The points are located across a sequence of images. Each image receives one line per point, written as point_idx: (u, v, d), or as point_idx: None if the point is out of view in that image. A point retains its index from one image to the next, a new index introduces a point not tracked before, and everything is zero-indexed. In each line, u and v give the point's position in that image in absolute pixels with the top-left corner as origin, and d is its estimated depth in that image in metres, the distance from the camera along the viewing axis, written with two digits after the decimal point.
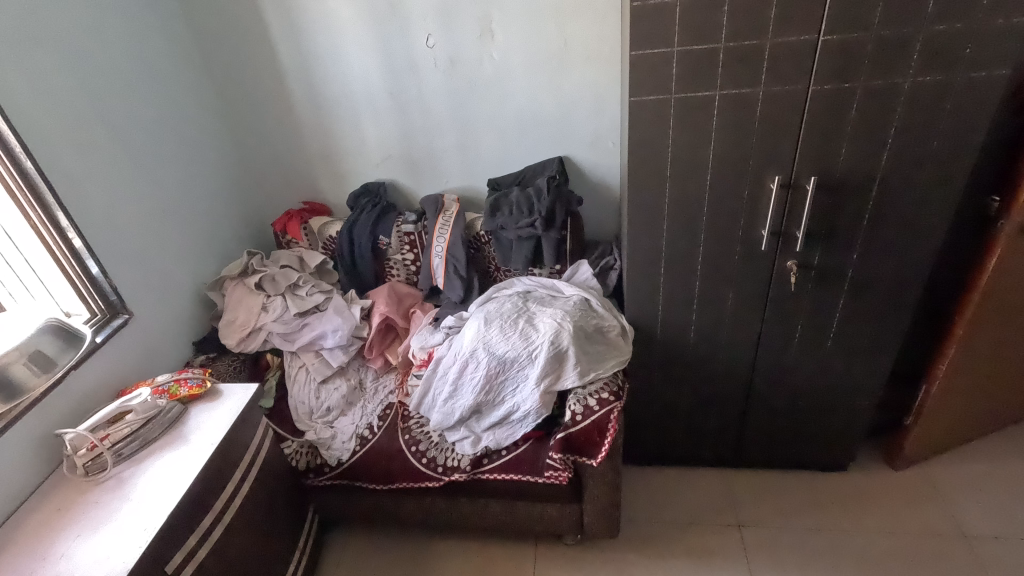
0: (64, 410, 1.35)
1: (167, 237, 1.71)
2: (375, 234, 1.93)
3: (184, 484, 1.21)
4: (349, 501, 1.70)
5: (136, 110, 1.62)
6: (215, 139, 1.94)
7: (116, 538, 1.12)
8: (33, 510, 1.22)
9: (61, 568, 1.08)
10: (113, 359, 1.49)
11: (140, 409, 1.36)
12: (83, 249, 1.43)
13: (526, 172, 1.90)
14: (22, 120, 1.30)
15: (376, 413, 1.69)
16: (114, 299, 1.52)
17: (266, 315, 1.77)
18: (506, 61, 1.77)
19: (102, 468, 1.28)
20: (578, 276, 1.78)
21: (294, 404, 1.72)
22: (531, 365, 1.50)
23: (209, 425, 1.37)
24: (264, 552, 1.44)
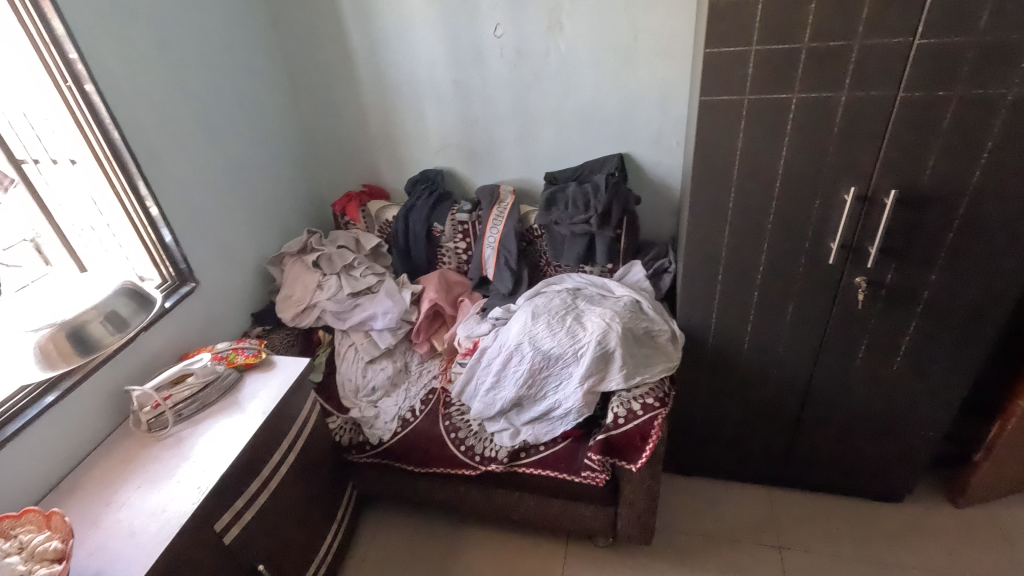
0: (133, 368, 1.44)
1: (234, 211, 1.79)
2: (430, 221, 1.96)
3: (236, 449, 1.27)
4: (387, 480, 1.74)
5: (215, 88, 1.70)
6: (284, 119, 2.01)
7: (172, 493, 1.18)
8: (101, 458, 1.32)
9: (122, 515, 1.16)
10: (178, 323, 1.58)
11: (201, 373, 1.43)
12: (159, 218, 1.51)
13: (584, 168, 1.86)
14: (113, 93, 1.38)
15: (418, 397, 1.72)
16: (184, 267, 1.60)
17: (321, 293, 1.82)
18: (573, 54, 1.74)
19: (163, 425, 1.36)
20: (630, 277, 1.74)
21: (341, 381, 1.77)
22: (576, 363, 1.48)
23: (262, 395, 1.43)
24: (304, 520, 1.50)
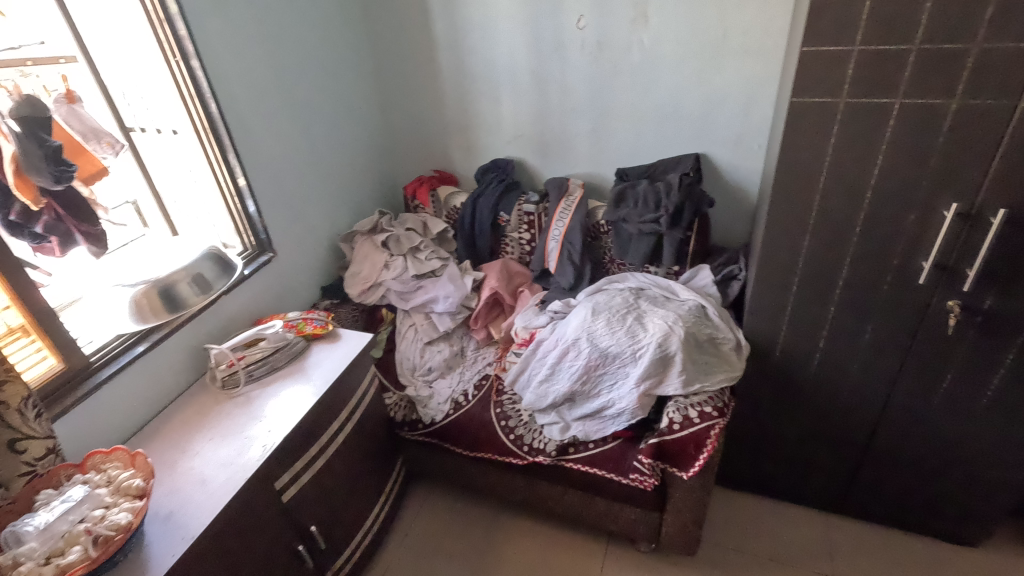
0: (213, 328, 1.54)
1: (313, 188, 1.87)
2: (497, 210, 1.97)
3: (299, 414, 1.34)
4: (435, 460, 1.78)
5: (306, 69, 1.78)
6: (365, 102, 2.08)
7: (240, 449, 1.26)
8: (179, 408, 1.41)
9: (194, 463, 1.24)
10: (255, 290, 1.67)
11: (272, 339, 1.51)
12: (245, 189, 1.60)
13: (657, 166, 1.82)
14: (215, 69, 1.47)
15: (472, 382, 1.75)
16: (264, 238, 1.69)
17: (387, 272, 1.88)
18: (656, 48, 1.70)
19: (235, 384, 1.45)
20: (696, 281, 1.69)
21: (399, 359, 1.82)
22: (634, 364, 1.46)
23: (327, 365, 1.50)
24: (355, 488, 1.56)
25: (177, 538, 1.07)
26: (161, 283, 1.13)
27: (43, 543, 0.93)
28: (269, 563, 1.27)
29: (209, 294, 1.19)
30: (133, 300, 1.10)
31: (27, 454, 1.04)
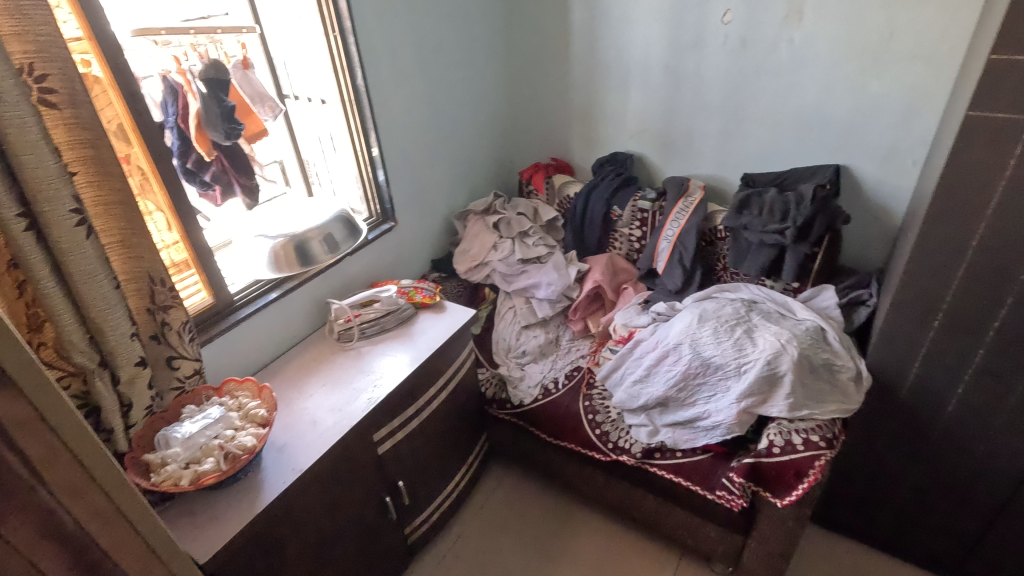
0: (335, 285, 1.68)
1: (437, 165, 1.96)
2: (610, 204, 1.96)
3: (402, 375, 1.42)
4: (518, 441, 1.82)
5: (445, 50, 1.86)
6: (494, 85, 2.14)
7: (348, 398, 1.36)
8: (299, 352, 1.56)
9: (307, 403, 1.36)
10: (374, 255, 1.79)
11: (385, 302, 1.61)
12: (377, 159, 1.71)
13: (789, 174, 1.70)
14: (366, 45, 1.58)
15: (563, 371, 1.76)
16: (388, 207, 1.81)
17: (495, 253, 1.93)
18: (807, 48, 1.59)
19: (349, 338, 1.57)
20: (817, 301, 1.58)
21: (496, 338, 1.87)
22: (737, 379, 1.40)
23: (431, 333, 1.58)
24: (441, 454, 1.63)
25: (289, 468, 1.18)
26: (297, 238, 1.25)
27: (186, 449, 1.08)
28: (360, 507, 1.37)
29: (336, 253, 1.29)
30: (273, 250, 1.24)
31: (179, 371, 1.19)
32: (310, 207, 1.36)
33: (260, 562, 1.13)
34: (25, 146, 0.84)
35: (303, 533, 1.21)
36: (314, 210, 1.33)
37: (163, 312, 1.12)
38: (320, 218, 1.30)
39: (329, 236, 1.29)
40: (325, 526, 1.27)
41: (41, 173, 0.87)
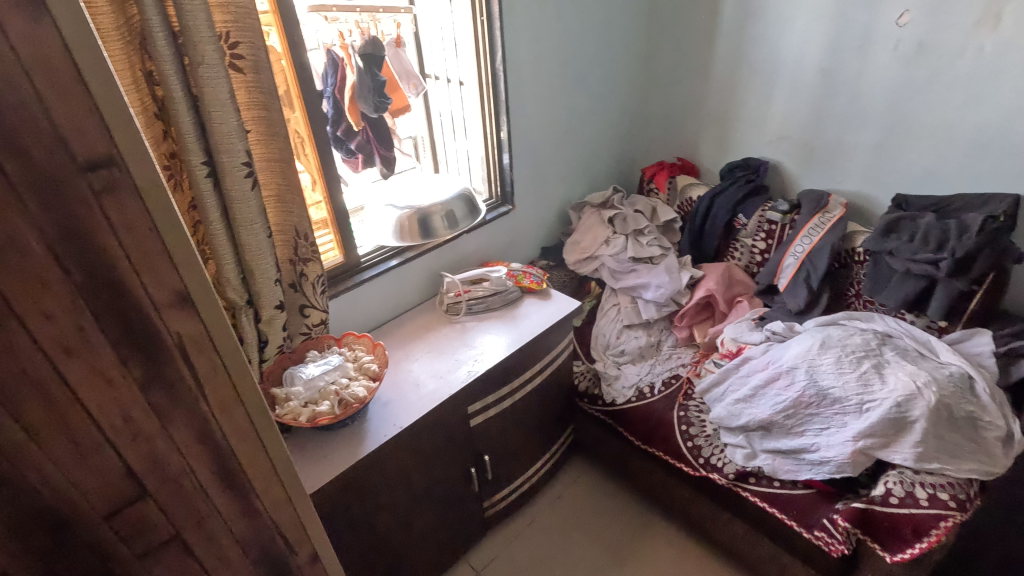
0: (449, 259, 1.75)
1: (560, 153, 1.97)
2: (735, 211, 1.86)
3: (502, 355, 1.46)
4: (604, 439, 1.80)
5: (584, 39, 1.85)
6: (628, 78, 2.10)
7: (450, 368, 1.43)
8: (410, 318, 1.65)
9: (412, 367, 1.44)
10: (489, 235, 1.84)
11: (494, 282, 1.66)
12: (504, 142, 1.76)
13: (953, 201, 1.51)
14: (510, 31, 1.61)
15: (661, 377, 1.71)
16: (508, 190, 1.86)
17: (606, 248, 1.91)
18: (1000, 58, 1.39)
19: (456, 312, 1.64)
20: (966, 345, 1.40)
21: (596, 334, 1.86)
22: (857, 417, 1.29)
23: (534, 318, 1.60)
24: (528, 437, 1.66)
25: (392, 424, 1.26)
26: (421, 211, 1.31)
27: (307, 390, 1.19)
28: (446, 472, 1.43)
29: (455, 229, 1.34)
30: (399, 221, 1.32)
31: (309, 319, 1.30)
32: (435, 185, 1.42)
33: (353, 504, 1.22)
34: (217, 104, 0.97)
35: (392, 485, 1.30)
36: (438, 188, 1.39)
37: (302, 264, 1.23)
38: (443, 194, 1.36)
39: (449, 213, 1.35)
40: (413, 483, 1.35)
41: (225, 129, 0.99)
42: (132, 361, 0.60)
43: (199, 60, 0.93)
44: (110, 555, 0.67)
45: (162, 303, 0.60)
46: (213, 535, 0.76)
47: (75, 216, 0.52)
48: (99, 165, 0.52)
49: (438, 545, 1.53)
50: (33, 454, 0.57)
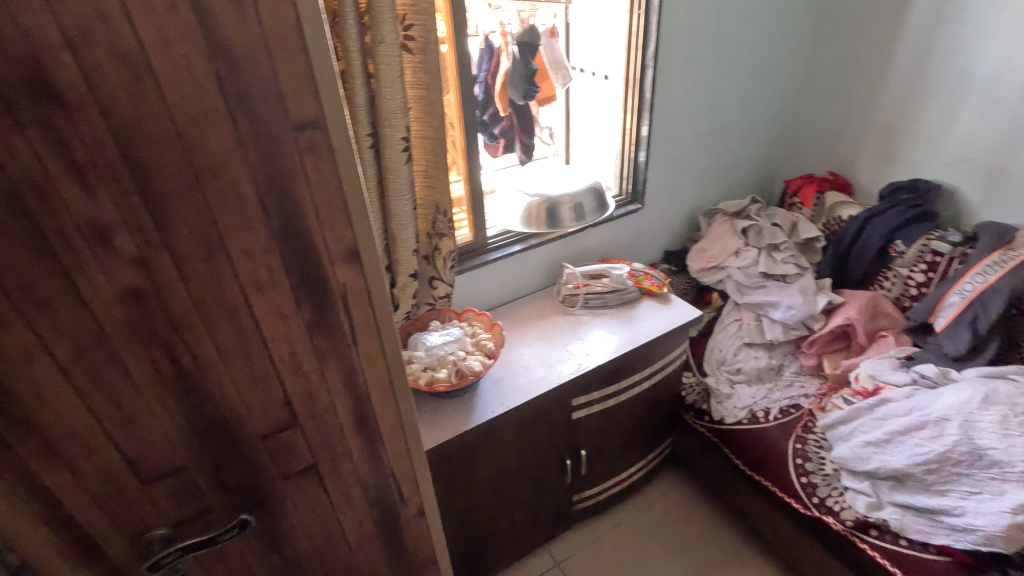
0: (571, 251, 1.76)
1: (698, 156, 1.90)
2: (892, 235, 1.69)
3: (614, 353, 1.45)
4: (705, 457, 1.72)
5: (742, 39, 1.77)
6: (785, 82, 1.98)
7: (561, 358, 1.44)
8: (526, 303, 1.69)
9: (523, 351, 1.47)
10: (614, 231, 1.83)
11: (613, 280, 1.65)
12: (643, 141, 1.71)
13: None
14: (666, 27, 1.56)
15: (778, 404, 1.60)
16: (639, 188, 1.81)
17: (735, 260, 1.82)
18: None
19: (572, 304, 1.65)
20: None
21: (711, 347, 1.77)
22: (1018, 487, 1.14)
23: (651, 321, 1.56)
24: (626, 440, 1.63)
25: (499, 403, 1.30)
26: (550, 200, 1.32)
27: (428, 355, 1.27)
28: (542, 459, 1.44)
29: (581, 222, 1.34)
30: (528, 208, 1.34)
31: (435, 291, 1.38)
32: (568, 175, 1.41)
33: (454, 471, 1.28)
34: (388, 81, 1.04)
35: (491, 461, 1.34)
36: (571, 179, 1.39)
37: (438, 238, 1.30)
38: (573, 186, 1.35)
39: (577, 205, 1.34)
40: (510, 462, 1.38)
41: (391, 104, 1.06)
42: (304, 304, 0.67)
43: (379, 40, 1.01)
44: (261, 471, 0.76)
45: (336, 256, 0.67)
46: (341, 472, 0.84)
47: (283, 170, 0.59)
48: (307, 126, 0.58)
49: (524, 528, 1.55)
50: (220, 371, 0.66)
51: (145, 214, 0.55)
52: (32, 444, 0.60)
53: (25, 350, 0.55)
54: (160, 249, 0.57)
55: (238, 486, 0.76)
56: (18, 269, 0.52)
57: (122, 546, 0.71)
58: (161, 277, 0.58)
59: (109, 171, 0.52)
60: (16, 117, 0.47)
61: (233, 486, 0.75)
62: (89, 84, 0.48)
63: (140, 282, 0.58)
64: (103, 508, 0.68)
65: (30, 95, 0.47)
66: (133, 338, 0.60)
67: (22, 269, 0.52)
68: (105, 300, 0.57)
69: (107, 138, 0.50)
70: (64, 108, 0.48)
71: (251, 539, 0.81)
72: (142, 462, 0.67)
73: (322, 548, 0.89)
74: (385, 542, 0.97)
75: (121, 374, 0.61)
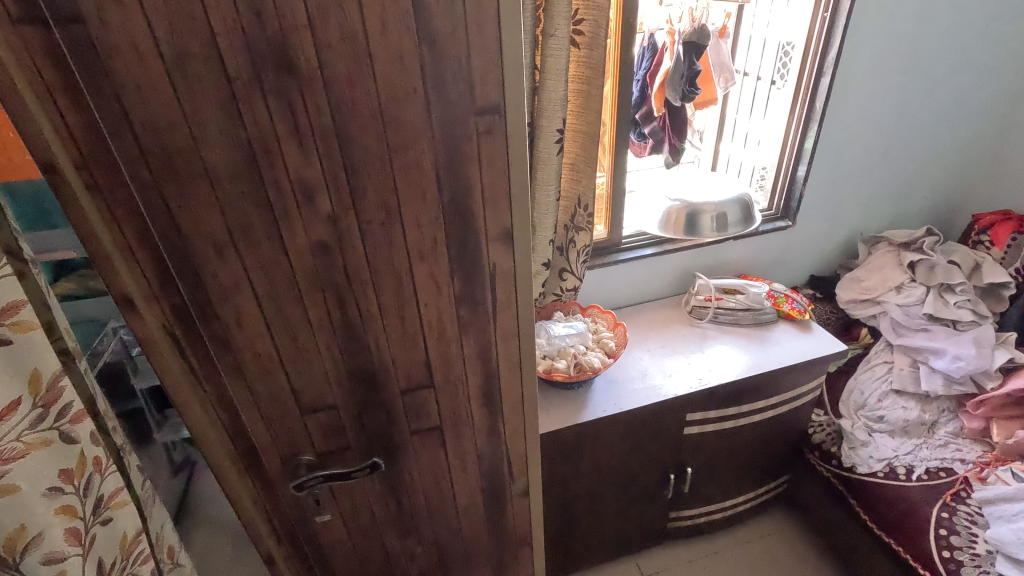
0: (707, 262, 1.70)
1: (868, 176, 1.74)
2: None
3: (740, 374, 1.37)
4: (825, 504, 1.57)
5: (943, 52, 1.59)
6: (987, 104, 1.75)
7: (681, 369, 1.39)
8: (650, 308, 1.65)
9: (642, 357, 1.44)
10: (757, 246, 1.73)
11: (750, 297, 1.54)
12: (805, 155, 1.60)
13: None
14: (852, 33, 1.45)
15: (925, 464, 1.42)
16: (793, 205, 1.70)
17: (895, 295, 1.64)
18: None
19: (700, 316, 1.58)
20: None
21: (851, 388, 1.60)
22: None
23: (787, 347, 1.45)
24: (737, 468, 1.54)
25: (612, 403, 1.30)
26: (692, 207, 1.27)
27: (549, 344, 1.33)
28: (645, 467, 1.41)
29: (721, 234, 1.28)
30: (667, 212, 1.30)
31: (564, 283, 1.38)
32: (712, 183, 1.34)
33: (556, 460, 1.30)
34: (553, 73, 1.07)
35: (594, 458, 1.34)
36: (717, 187, 1.32)
37: (574, 231, 1.31)
38: (719, 194, 1.29)
39: (720, 215, 1.27)
40: (613, 464, 1.37)
41: (552, 96, 1.09)
42: (457, 276, 0.72)
43: (551, 33, 1.03)
44: (395, 422, 0.83)
45: (492, 236, 0.71)
46: (461, 438, 0.89)
47: (460, 149, 0.64)
48: (488, 111, 0.62)
49: (614, 532, 1.53)
50: (378, 326, 0.73)
51: (342, 178, 0.62)
52: (228, 360, 0.71)
53: (235, 281, 0.66)
54: (349, 210, 0.64)
55: (374, 432, 0.83)
56: (241, 213, 0.62)
57: (277, 462, 0.82)
58: (345, 235, 0.66)
59: (321, 138, 0.60)
60: (262, 85, 0.56)
61: (370, 431, 0.83)
62: (320, 60, 0.56)
63: (328, 237, 0.65)
64: (268, 427, 0.78)
65: (274, 67, 0.55)
66: (315, 285, 0.68)
67: (244, 212, 0.62)
68: (300, 249, 0.65)
69: (324, 107, 0.58)
70: (298, 80, 0.56)
71: (376, 482, 0.89)
72: (303, 393, 0.77)
73: (433, 505, 0.96)
74: (488, 513, 1.01)
75: (301, 314, 0.70)
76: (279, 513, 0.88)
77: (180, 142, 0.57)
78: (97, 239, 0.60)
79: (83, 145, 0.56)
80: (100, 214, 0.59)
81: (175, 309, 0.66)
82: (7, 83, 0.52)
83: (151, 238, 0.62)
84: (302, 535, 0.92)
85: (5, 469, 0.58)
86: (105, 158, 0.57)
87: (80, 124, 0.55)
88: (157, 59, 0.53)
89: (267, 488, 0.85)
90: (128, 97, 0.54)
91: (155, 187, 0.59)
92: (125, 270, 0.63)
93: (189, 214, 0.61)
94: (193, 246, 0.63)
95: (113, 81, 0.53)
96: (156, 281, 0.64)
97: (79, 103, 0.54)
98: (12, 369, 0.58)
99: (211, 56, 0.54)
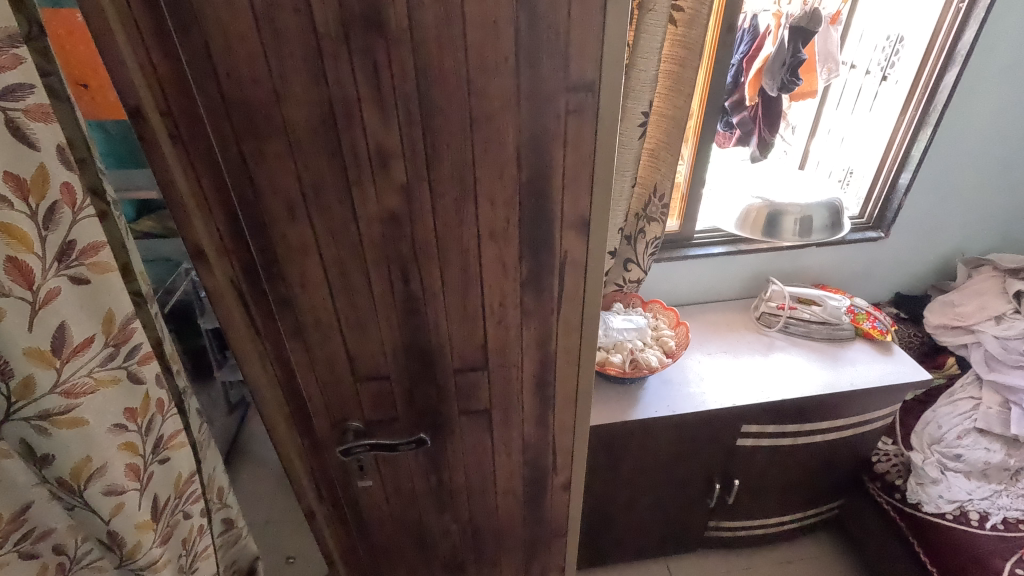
0: (782, 267, 1.59)
1: (980, 191, 1.57)
2: None
3: (806, 390, 1.28)
4: (881, 537, 1.47)
5: None
6: None
7: (741, 379, 1.31)
8: (714, 309, 1.57)
9: (702, 360, 1.37)
10: (840, 255, 1.61)
11: (827, 310, 1.44)
12: (912, 160, 1.46)
13: None
14: (988, 28, 1.30)
15: (1003, 513, 1.30)
16: (889, 215, 1.56)
17: (993, 326, 1.48)
18: None
19: (769, 324, 1.48)
20: None
21: (927, 420, 1.48)
22: None
23: (863, 369, 1.35)
24: (789, 486, 1.46)
25: (665, 405, 1.24)
26: (775, 208, 1.17)
27: (605, 337, 1.29)
28: (690, 473, 1.36)
29: (803, 239, 1.18)
30: (747, 210, 1.22)
31: (627, 274, 1.32)
32: (801, 184, 1.23)
33: (599, 454, 1.27)
34: (646, 51, 1.00)
35: (638, 457, 1.29)
36: (806, 189, 1.21)
37: (646, 221, 1.24)
38: (809, 197, 1.18)
39: (805, 219, 1.17)
40: (657, 466, 1.32)
41: (642, 76, 1.02)
42: (525, 261, 0.69)
43: (648, 8, 0.96)
44: (444, 400, 0.82)
45: (568, 222, 0.67)
46: (508, 424, 0.87)
47: (545, 129, 0.60)
48: (582, 88, 0.58)
49: (648, 533, 1.49)
50: (439, 303, 0.71)
51: (421, 146, 0.59)
52: (288, 320, 0.71)
53: (303, 243, 0.65)
54: (423, 180, 0.62)
55: (423, 408, 0.82)
56: (316, 173, 0.60)
57: (326, 424, 0.83)
58: (417, 207, 0.63)
59: (403, 103, 0.57)
60: (349, 43, 0.53)
61: (419, 406, 0.82)
62: (411, 21, 0.52)
63: (398, 207, 0.63)
64: (321, 389, 0.78)
65: (363, 24, 0.52)
66: (381, 255, 0.66)
67: (319, 174, 0.60)
68: (370, 217, 0.64)
69: (410, 71, 0.55)
70: (386, 39, 0.53)
71: (420, 455, 0.89)
72: (358, 361, 0.76)
73: (473, 485, 0.95)
74: (527, 501, 1.00)
75: (364, 282, 0.69)
76: (324, 473, 0.90)
77: (263, 97, 0.56)
78: (175, 187, 0.60)
79: (168, 91, 0.55)
80: (180, 162, 0.59)
81: (243, 264, 0.66)
82: (101, 23, 0.52)
83: (226, 191, 0.61)
84: (343, 497, 0.93)
85: (75, 403, 0.60)
86: (188, 107, 0.56)
87: (166, 69, 0.54)
88: (247, 8, 0.51)
89: (315, 448, 0.86)
90: (216, 46, 0.53)
91: (235, 141, 0.58)
92: (199, 220, 0.63)
93: (265, 169, 0.60)
94: (266, 204, 0.62)
95: (201, 26, 0.52)
96: (227, 234, 0.64)
97: (167, 46, 0.53)
98: (89, 307, 0.59)
99: (300, 9, 0.51)
